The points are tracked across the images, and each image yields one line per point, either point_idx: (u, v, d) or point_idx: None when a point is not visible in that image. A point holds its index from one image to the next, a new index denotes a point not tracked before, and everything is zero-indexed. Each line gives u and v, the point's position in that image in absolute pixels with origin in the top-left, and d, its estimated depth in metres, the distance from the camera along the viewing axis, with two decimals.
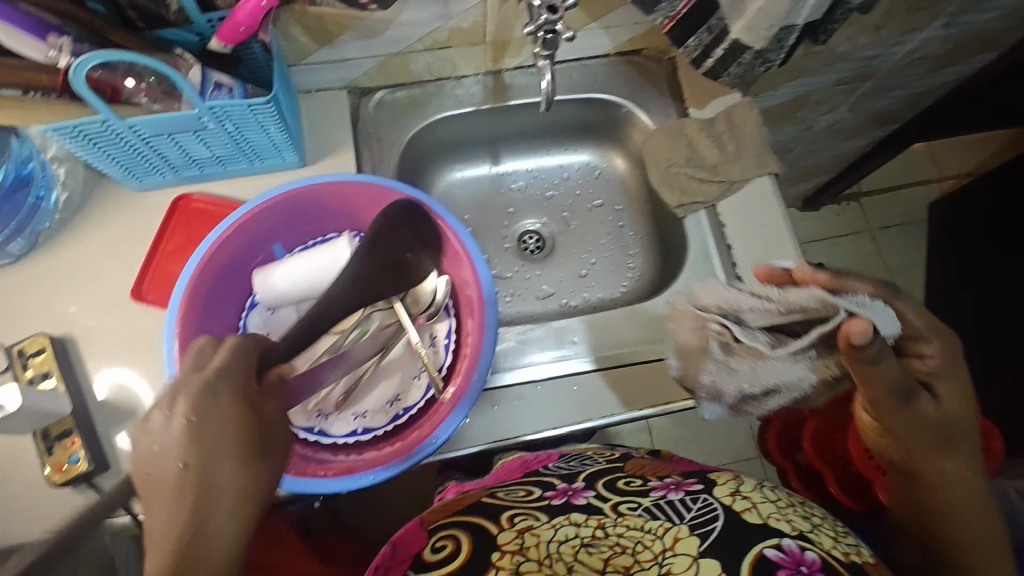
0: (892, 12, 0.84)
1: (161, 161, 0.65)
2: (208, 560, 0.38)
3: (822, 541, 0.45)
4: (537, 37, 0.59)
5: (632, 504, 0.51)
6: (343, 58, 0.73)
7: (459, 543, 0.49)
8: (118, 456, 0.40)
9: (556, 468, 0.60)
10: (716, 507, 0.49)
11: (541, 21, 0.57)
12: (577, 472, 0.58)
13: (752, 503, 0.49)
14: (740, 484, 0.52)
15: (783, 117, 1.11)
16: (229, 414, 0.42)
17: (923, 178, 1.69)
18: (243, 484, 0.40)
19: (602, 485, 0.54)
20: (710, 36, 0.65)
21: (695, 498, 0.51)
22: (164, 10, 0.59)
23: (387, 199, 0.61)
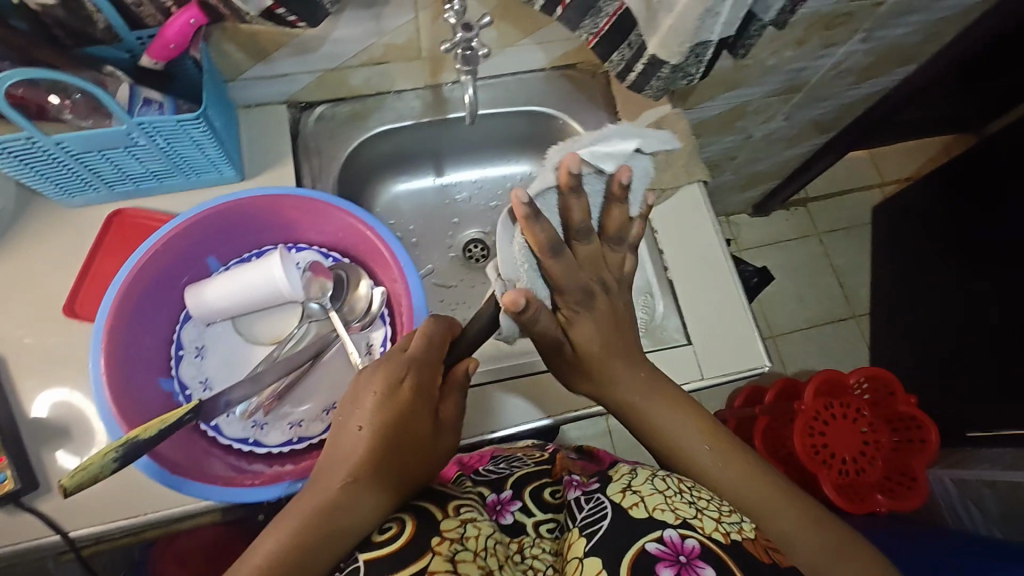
0: (812, 26, 0.89)
1: (93, 177, 0.65)
2: (351, 514, 0.44)
3: (704, 525, 0.48)
4: (455, 54, 0.64)
5: (551, 523, 0.55)
6: (280, 73, 0.73)
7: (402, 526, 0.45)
8: (345, 412, 0.49)
9: (488, 471, 0.64)
10: (606, 507, 0.52)
11: (458, 39, 0.62)
12: (506, 478, 0.62)
13: (639, 497, 0.51)
14: (632, 479, 0.54)
15: (722, 127, 1.16)
16: (421, 417, 0.50)
17: (866, 183, 1.76)
18: (409, 468, 0.48)
19: (528, 497, 0.59)
20: (632, 51, 0.69)
21: (588, 498, 0.54)
22: (92, 29, 0.59)
23: (320, 212, 0.62)
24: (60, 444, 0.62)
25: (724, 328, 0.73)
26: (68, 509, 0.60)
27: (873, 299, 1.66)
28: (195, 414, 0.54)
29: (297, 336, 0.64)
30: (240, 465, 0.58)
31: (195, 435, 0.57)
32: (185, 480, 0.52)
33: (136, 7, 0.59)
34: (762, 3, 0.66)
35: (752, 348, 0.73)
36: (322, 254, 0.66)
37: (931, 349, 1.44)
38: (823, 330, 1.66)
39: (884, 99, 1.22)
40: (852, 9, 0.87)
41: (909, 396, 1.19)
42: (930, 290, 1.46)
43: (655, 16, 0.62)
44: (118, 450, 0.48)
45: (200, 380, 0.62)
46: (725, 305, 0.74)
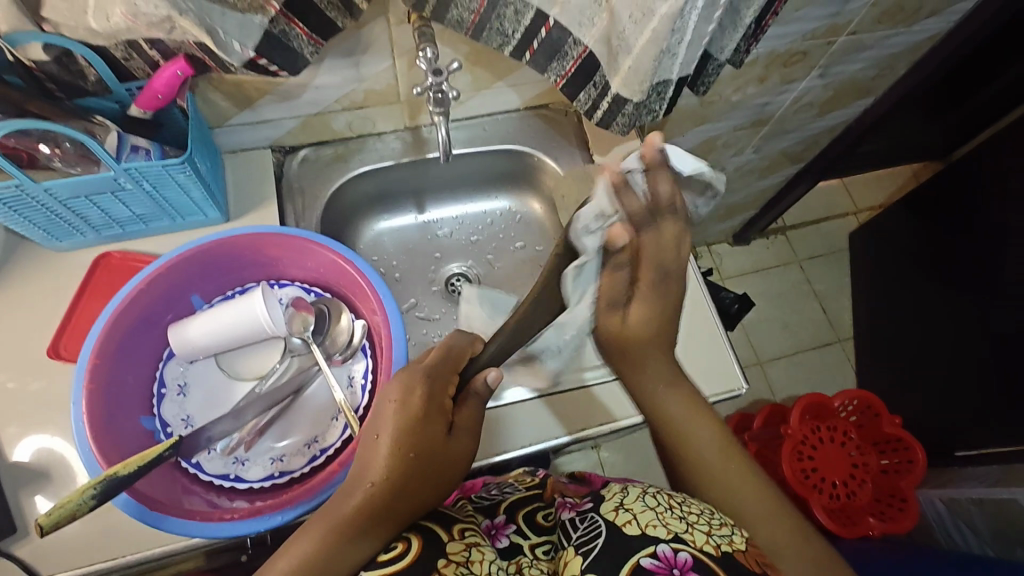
0: (771, 64, 0.95)
1: (80, 222, 0.67)
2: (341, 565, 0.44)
3: (694, 539, 0.48)
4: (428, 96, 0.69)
5: (546, 546, 0.56)
6: (264, 120, 0.77)
7: (411, 544, 0.47)
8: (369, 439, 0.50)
9: (482, 497, 0.64)
10: (600, 525, 0.52)
11: (429, 84, 0.67)
12: (497, 504, 0.62)
13: (632, 514, 0.51)
14: (624, 497, 0.54)
15: (696, 159, 1.20)
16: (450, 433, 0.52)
17: (841, 211, 1.82)
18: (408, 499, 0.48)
19: (522, 520, 0.59)
20: (597, 90, 0.74)
21: (583, 517, 0.54)
22: (84, 81, 0.62)
23: (301, 248, 0.64)
24: (40, 488, 0.62)
25: (699, 351, 0.75)
26: (46, 554, 0.60)
27: (856, 323, 1.69)
28: (175, 450, 0.54)
29: (279, 371, 0.64)
30: (220, 501, 0.57)
31: (176, 473, 0.57)
32: (164, 517, 0.52)
33: (126, 61, 0.62)
34: (717, 44, 0.71)
35: (728, 371, 0.74)
36: (304, 289, 0.68)
37: (913, 369, 1.46)
38: (809, 355, 1.68)
39: (848, 130, 1.28)
40: (807, 47, 0.93)
41: (894, 417, 1.19)
42: (909, 311, 1.49)
43: (616, 58, 0.66)
44: (96, 487, 0.48)
45: (182, 418, 0.62)
46: (702, 330, 0.76)
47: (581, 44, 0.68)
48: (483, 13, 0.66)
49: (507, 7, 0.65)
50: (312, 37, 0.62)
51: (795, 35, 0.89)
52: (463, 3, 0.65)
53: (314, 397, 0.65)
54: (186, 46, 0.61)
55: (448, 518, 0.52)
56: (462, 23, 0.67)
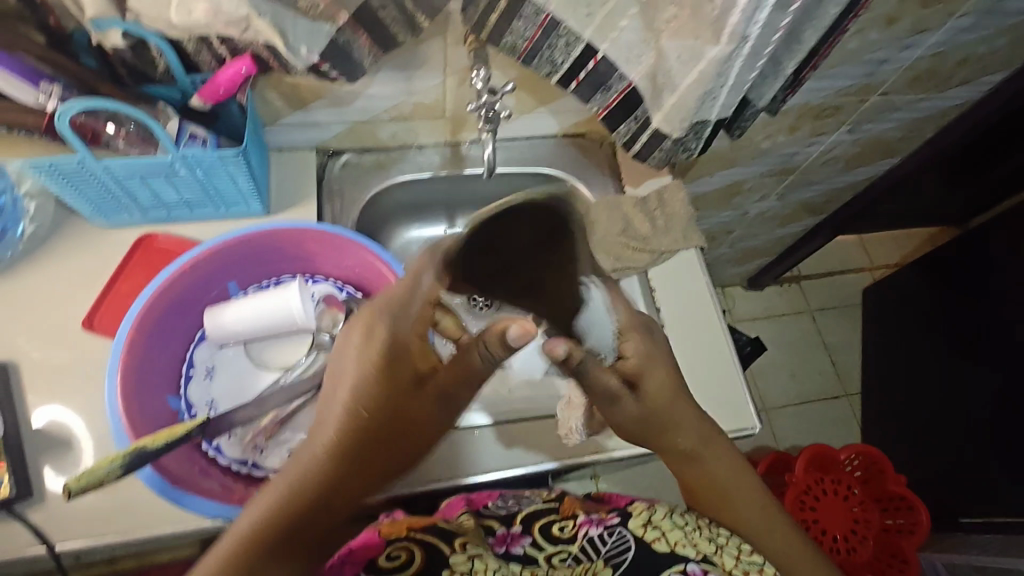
0: (803, 115, 0.97)
1: (130, 201, 0.70)
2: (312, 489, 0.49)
3: (723, 562, 0.53)
4: (480, 114, 0.70)
5: (563, 553, 0.56)
6: (313, 122, 0.80)
7: (413, 555, 0.53)
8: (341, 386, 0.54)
9: (499, 506, 0.63)
10: (629, 540, 0.55)
11: (483, 100, 0.69)
12: (514, 514, 0.61)
13: (660, 532, 0.55)
14: (652, 513, 0.57)
15: (720, 201, 1.23)
16: (409, 403, 0.55)
17: (856, 266, 1.83)
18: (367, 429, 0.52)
19: (539, 531, 0.58)
20: (637, 124, 0.76)
21: (609, 532, 0.56)
22: (153, 69, 0.65)
23: (339, 246, 0.67)
24: (59, 456, 0.63)
25: (714, 386, 0.77)
26: (57, 521, 0.60)
27: (865, 379, 1.69)
28: (201, 430, 0.55)
29: (304, 365, 0.65)
30: (238, 485, 0.59)
31: (195, 453, 0.58)
32: (185, 495, 0.53)
33: (196, 54, 0.65)
34: (756, 91, 0.74)
35: (742, 410, 0.75)
36: (337, 287, 0.69)
37: (919, 430, 1.46)
38: (816, 406, 1.68)
39: (871, 187, 1.31)
40: (839, 102, 0.96)
41: (899, 475, 1.19)
42: (919, 371, 1.49)
43: (660, 95, 0.69)
44: (125, 458, 0.49)
45: (206, 401, 0.63)
46: (720, 367, 0.78)
47: (625, 79, 0.71)
48: (536, 41, 0.69)
49: (560, 38, 0.68)
50: (372, 48, 0.65)
51: (830, 90, 0.92)
52: (518, 30, 0.68)
53: None
54: (254, 46, 0.64)
55: (450, 532, 0.55)
56: (516, 49, 0.70)
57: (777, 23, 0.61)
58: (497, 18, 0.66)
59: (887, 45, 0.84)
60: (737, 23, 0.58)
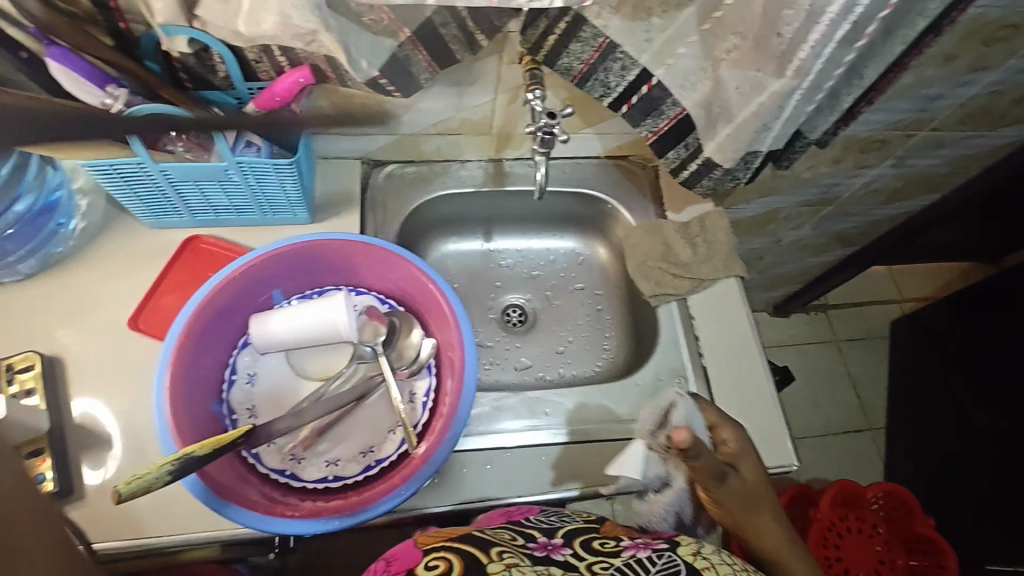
0: (848, 148, 0.96)
1: (181, 203, 0.71)
2: None
3: None
4: (537, 136, 0.70)
5: (605, 563, 0.52)
6: (362, 133, 0.80)
7: (448, 564, 0.49)
8: None
9: (539, 521, 0.60)
10: (680, 564, 0.51)
11: (541, 123, 0.68)
12: (555, 528, 0.59)
13: (710, 563, 0.52)
14: (702, 547, 0.55)
15: (755, 229, 1.22)
16: None
17: (885, 298, 1.80)
18: None
19: (579, 545, 0.55)
20: (688, 151, 0.76)
21: (660, 555, 0.53)
22: (213, 76, 0.66)
23: (386, 260, 0.67)
24: (99, 455, 0.63)
25: (752, 420, 0.75)
26: (97, 520, 0.61)
27: (890, 414, 1.66)
28: (245, 440, 0.55)
29: (343, 376, 0.65)
30: (275, 495, 0.58)
31: (235, 460, 0.59)
32: (227, 504, 0.53)
33: (256, 63, 0.66)
34: (809, 123, 0.73)
35: (778, 446, 0.74)
36: (379, 299, 0.70)
37: (947, 471, 1.42)
38: (839, 438, 1.65)
39: (908, 220, 1.29)
40: (887, 136, 0.95)
41: (926, 517, 1.17)
42: (948, 410, 1.46)
43: (714, 124, 0.69)
44: (173, 464, 0.49)
45: (247, 407, 0.63)
46: (758, 400, 0.76)
47: (679, 105, 0.71)
48: (592, 65, 0.69)
49: (616, 62, 0.68)
50: (430, 64, 0.65)
51: (879, 124, 0.91)
52: (575, 52, 0.68)
53: (374, 407, 0.65)
54: (313, 58, 0.64)
55: (485, 543, 0.53)
56: (570, 71, 0.70)
57: (841, 58, 0.60)
58: (555, 40, 0.66)
59: (941, 82, 0.83)
60: (804, 59, 0.58)
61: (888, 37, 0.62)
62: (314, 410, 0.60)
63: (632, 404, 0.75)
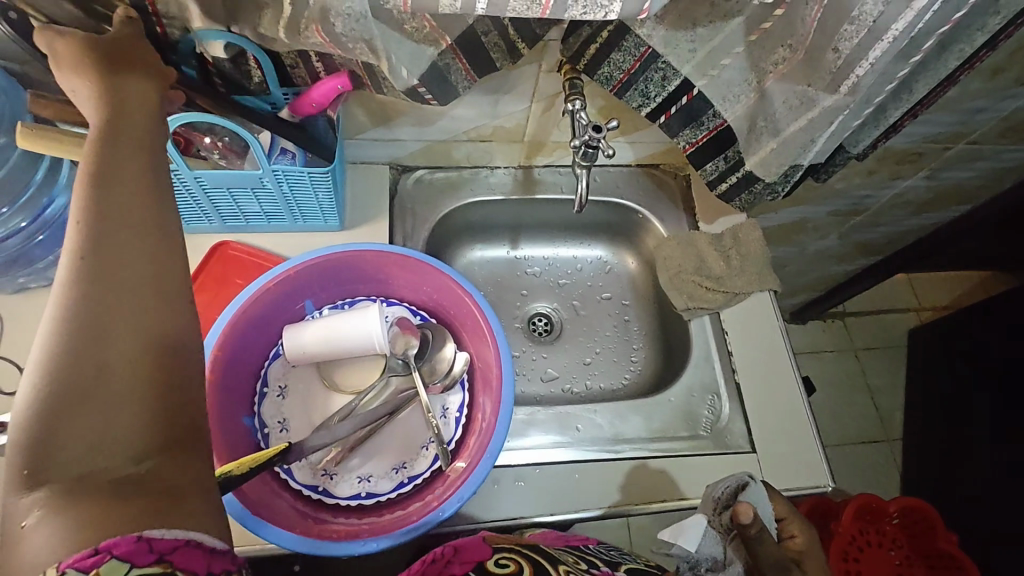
0: (883, 160, 0.95)
1: (212, 210, 0.69)
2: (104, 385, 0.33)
3: None
4: (580, 149, 0.67)
5: None
6: (392, 138, 0.79)
7: (521, 568, 0.50)
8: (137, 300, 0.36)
9: (601, 550, 0.61)
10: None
11: (587, 137, 0.66)
12: (618, 564, 0.59)
13: None
14: None
15: (780, 238, 1.20)
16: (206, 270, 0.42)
17: (904, 306, 1.78)
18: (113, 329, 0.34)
19: None
20: (727, 163, 0.75)
21: None
22: (249, 81, 0.65)
23: (421, 271, 0.65)
24: None
25: (787, 439, 0.73)
26: None
27: (908, 425, 1.64)
28: (282, 457, 0.54)
29: (375, 390, 0.65)
30: (308, 511, 0.57)
31: (267, 474, 0.57)
32: (265, 523, 0.52)
33: (291, 68, 0.65)
34: (852, 137, 0.71)
35: (814, 467, 0.72)
36: (411, 311, 0.68)
37: (966, 485, 1.41)
38: (855, 448, 1.63)
39: (936, 231, 1.27)
40: (923, 148, 0.93)
41: (949, 534, 1.15)
42: (968, 423, 1.44)
43: (757, 138, 0.68)
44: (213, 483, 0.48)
45: (278, 420, 0.62)
46: (793, 418, 0.74)
47: (720, 116, 0.69)
48: (633, 74, 0.67)
49: (657, 72, 0.66)
50: (469, 72, 0.64)
51: (917, 136, 0.89)
52: (616, 62, 0.66)
53: (407, 422, 0.64)
54: (350, 64, 0.63)
55: (556, 558, 0.54)
56: (611, 80, 0.68)
57: (895, 73, 0.58)
58: (596, 48, 0.65)
59: (986, 94, 0.81)
60: (861, 76, 0.56)
61: (942, 53, 0.60)
62: (349, 425, 0.59)
63: (664, 420, 0.74)
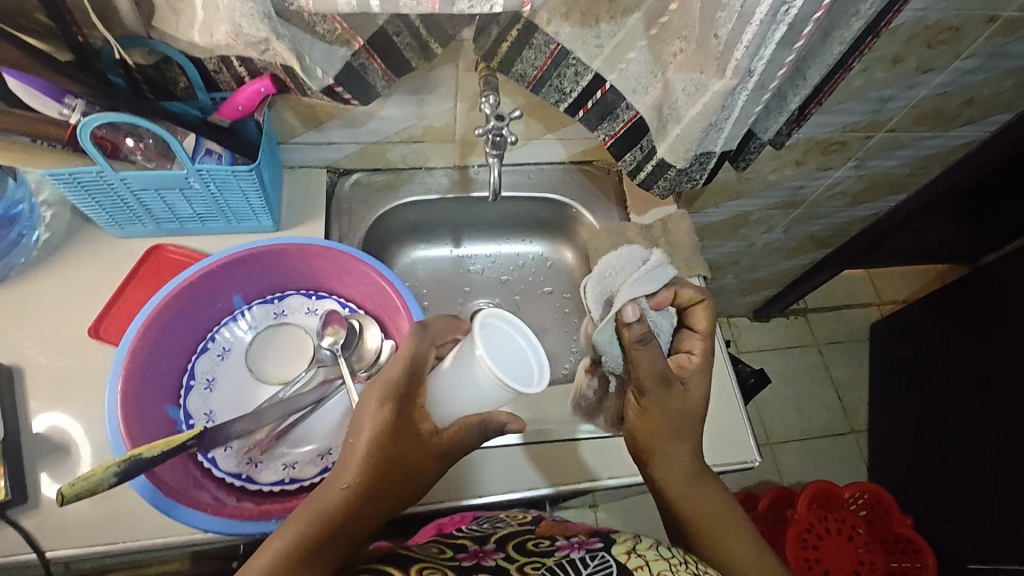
0: (809, 149, 0.98)
1: (144, 212, 0.72)
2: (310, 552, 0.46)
3: None
4: (486, 138, 0.73)
5: (537, 564, 0.53)
6: (326, 141, 0.82)
7: None
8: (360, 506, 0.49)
9: (471, 529, 0.62)
10: (612, 565, 0.52)
11: (490, 126, 0.72)
12: (489, 535, 0.60)
13: (644, 561, 0.53)
14: (636, 543, 0.56)
15: (726, 232, 1.23)
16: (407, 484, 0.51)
17: (864, 300, 1.81)
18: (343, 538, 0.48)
19: (511, 548, 0.56)
20: (643, 153, 0.78)
21: (592, 556, 0.54)
22: (174, 86, 0.67)
23: (345, 264, 0.69)
24: (54, 461, 0.64)
25: (713, 418, 0.75)
26: (50, 527, 0.61)
27: (872, 416, 1.67)
28: (198, 441, 0.55)
29: (303, 379, 0.66)
30: (230, 499, 0.59)
31: (191, 463, 0.60)
32: (176, 505, 0.55)
33: (215, 74, 0.67)
34: (761, 124, 0.75)
35: (742, 443, 0.74)
36: (341, 303, 0.71)
37: (933, 470, 1.43)
38: (821, 441, 1.65)
39: (877, 222, 1.31)
40: (846, 139, 0.97)
41: (905, 518, 1.16)
42: (928, 411, 1.46)
43: (665, 125, 0.70)
44: (119, 465, 0.50)
45: (205, 412, 0.64)
46: (720, 396, 0.76)
47: (632, 109, 0.73)
48: (546, 70, 0.70)
49: (569, 68, 0.69)
50: (387, 72, 0.67)
51: (835, 126, 0.93)
52: (529, 59, 0.69)
53: (331, 411, 0.64)
54: (271, 68, 0.66)
55: (410, 558, 0.51)
56: (525, 77, 0.71)
57: (783, 59, 0.61)
58: (508, 46, 0.68)
59: (893, 83, 0.86)
60: (740, 59, 0.58)
61: (826, 38, 0.64)
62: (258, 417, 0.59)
63: None
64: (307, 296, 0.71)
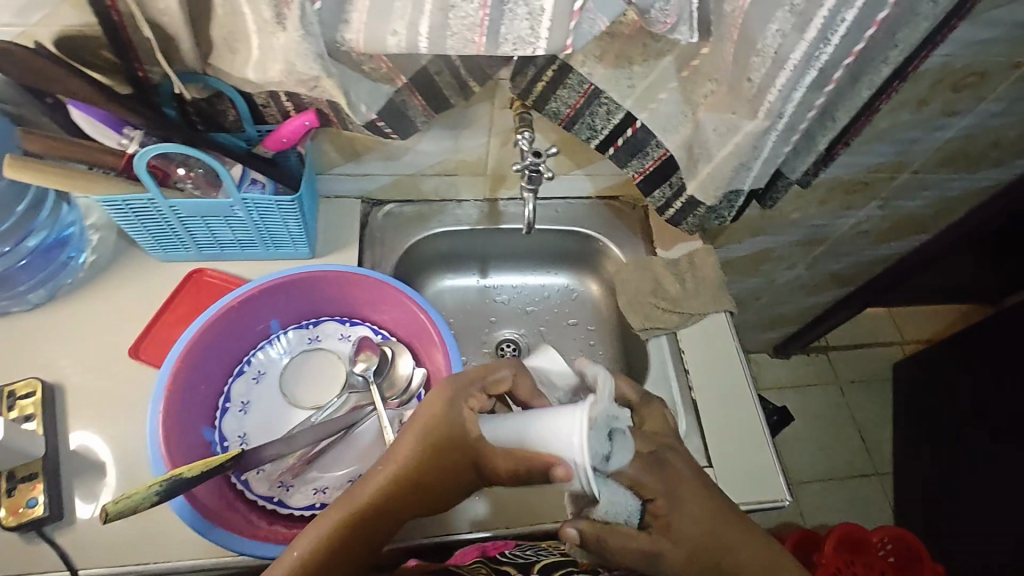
0: (834, 188, 1.00)
1: (188, 237, 0.74)
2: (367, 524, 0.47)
3: None
4: (524, 172, 0.75)
5: None
6: (363, 173, 0.85)
7: None
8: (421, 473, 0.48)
9: (516, 556, 0.60)
10: None
11: (527, 161, 0.74)
12: (533, 562, 0.58)
13: None
14: None
15: (749, 268, 1.23)
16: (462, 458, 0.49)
17: (886, 339, 1.79)
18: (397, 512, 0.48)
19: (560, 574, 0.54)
20: (672, 190, 0.80)
21: None
22: (224, 118, 0.70)
23: (379, 291, 0.70)
24: (89, 479, 0.65)
25: (741, 457, 0.74)
26: (84, 545, 0.61)
27: (897, 458, 1.63)
28: (234, 463, 0.56)
29: (335, 405, 0.67)
30: (262, 522, 0.60)
31: (224, 485, 0.60)
32: (211, 526, 0.55)
33: (264, 107, 0.70)
34: (789, 164, 0.76)
35: (771, 481, 0.73)
36: (373, 330, 0.72)
37: (962, 518, 1.38)
38: (845, 483, 1.61)
39: (901, 261, 1.30)
40: (870, 179, 0.98)
41: (936, 564, 1.12)
42: (956, 456, 1.42)
43: (696, 164, 0.72)
44: (161, 484, 0.50)
45: (239, 434, 0.65)
46: (749, 433, 0.76)
47: (662, 146, 0.75)
48: (579, 109, 0.73)
49: (602, 107, 0.72)
50: (426, 109, 0.71)
51: (860, 166, 0.94)
52: (562, 98, 0.72)
53: (361, 437, 0.66)
54: (317, 103, 0.69)
55: None
56: (558, 115, 0.74)
57: (812, 102, 0.62)
58: (543, 86, 0.71)
59: (917, 126, 0.87)
60: (773, 102, 0.60)
61: (856, 83, 0.65)
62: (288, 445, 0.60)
63: None
64: (341, 322, 0.73)
